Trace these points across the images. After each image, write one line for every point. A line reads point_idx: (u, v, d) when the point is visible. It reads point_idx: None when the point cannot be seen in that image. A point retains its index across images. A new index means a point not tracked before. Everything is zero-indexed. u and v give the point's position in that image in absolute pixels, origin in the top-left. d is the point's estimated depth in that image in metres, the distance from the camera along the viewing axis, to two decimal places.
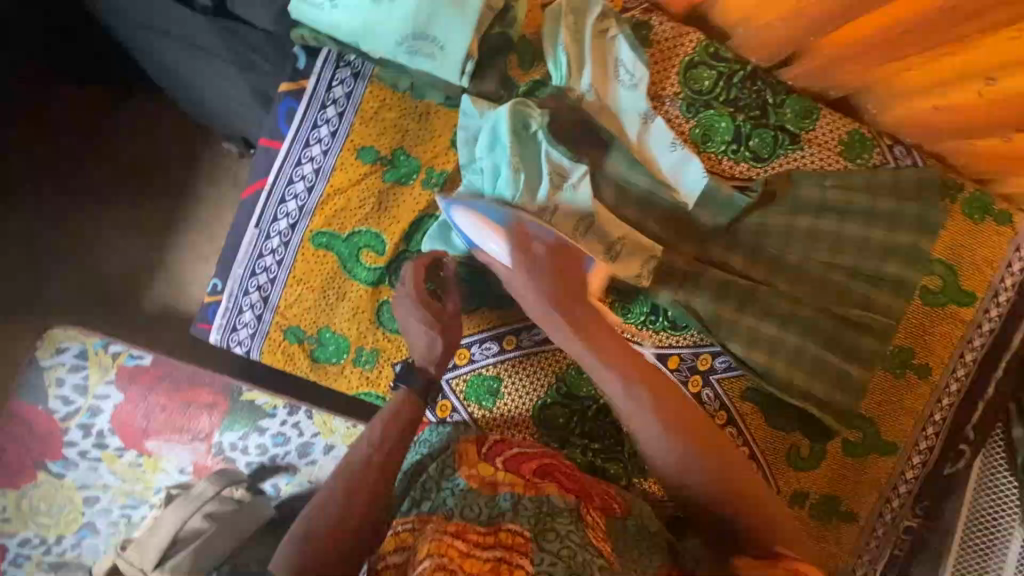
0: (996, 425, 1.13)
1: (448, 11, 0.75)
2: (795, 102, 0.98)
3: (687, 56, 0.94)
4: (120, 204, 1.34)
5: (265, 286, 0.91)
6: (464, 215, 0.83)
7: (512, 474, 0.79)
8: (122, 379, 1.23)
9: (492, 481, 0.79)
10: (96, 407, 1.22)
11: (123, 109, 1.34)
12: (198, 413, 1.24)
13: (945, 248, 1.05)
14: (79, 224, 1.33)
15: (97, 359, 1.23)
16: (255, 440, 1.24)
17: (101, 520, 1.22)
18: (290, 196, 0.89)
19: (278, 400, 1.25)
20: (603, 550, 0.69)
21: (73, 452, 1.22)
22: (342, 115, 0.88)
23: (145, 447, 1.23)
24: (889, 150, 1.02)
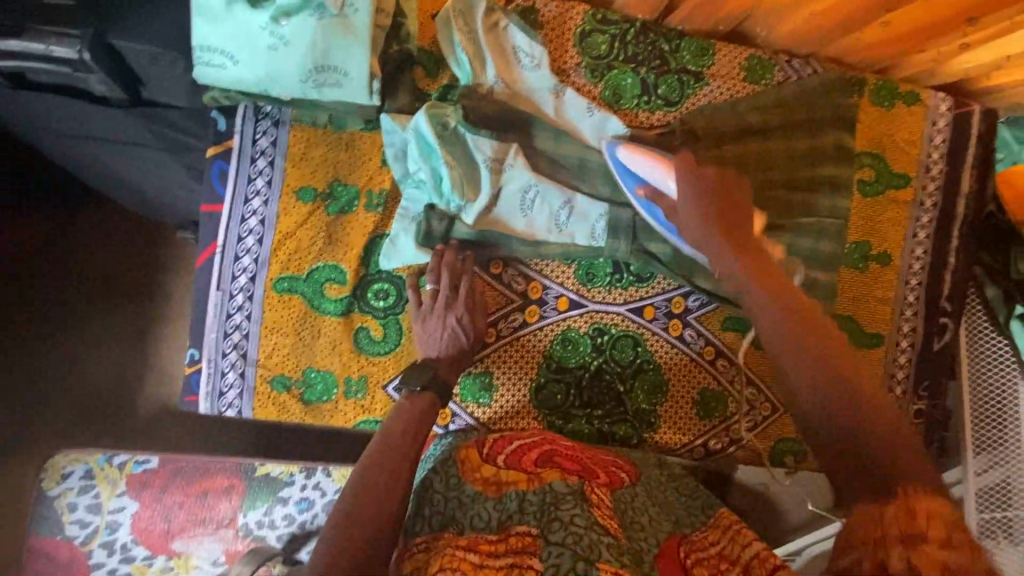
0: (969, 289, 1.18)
1: (340, 38, 0.79)
2: (689, 43, 1.03)
3: (578, 27, 0.98)
4: (94, 317, 1.35)
5: (241, 343, 0.92)
6: (625, 153, 0.95)
7: (513, 471, 0.83)
8: (134, 488, 1.22)
9: (497, 478, 0.83)
10: (113, 522, 1.21)
11: (74, 225, 1.35)
12: (216, 501, 1.24)
13: (868, 140, 1.10)
14: (57, 350, 1.33)
15: (104, 475, 1.22)
16: (280, 511, 1.26)
17: None
18: (243, 252, 0.92)
19: (294, 467, 1.27)
20: (609, 526, 0.74)
21: (103, 573, 1.20)
22: (273, 164, 0.92)
23: (172, 549, 1.22)
24: (788, 65, 1.07)
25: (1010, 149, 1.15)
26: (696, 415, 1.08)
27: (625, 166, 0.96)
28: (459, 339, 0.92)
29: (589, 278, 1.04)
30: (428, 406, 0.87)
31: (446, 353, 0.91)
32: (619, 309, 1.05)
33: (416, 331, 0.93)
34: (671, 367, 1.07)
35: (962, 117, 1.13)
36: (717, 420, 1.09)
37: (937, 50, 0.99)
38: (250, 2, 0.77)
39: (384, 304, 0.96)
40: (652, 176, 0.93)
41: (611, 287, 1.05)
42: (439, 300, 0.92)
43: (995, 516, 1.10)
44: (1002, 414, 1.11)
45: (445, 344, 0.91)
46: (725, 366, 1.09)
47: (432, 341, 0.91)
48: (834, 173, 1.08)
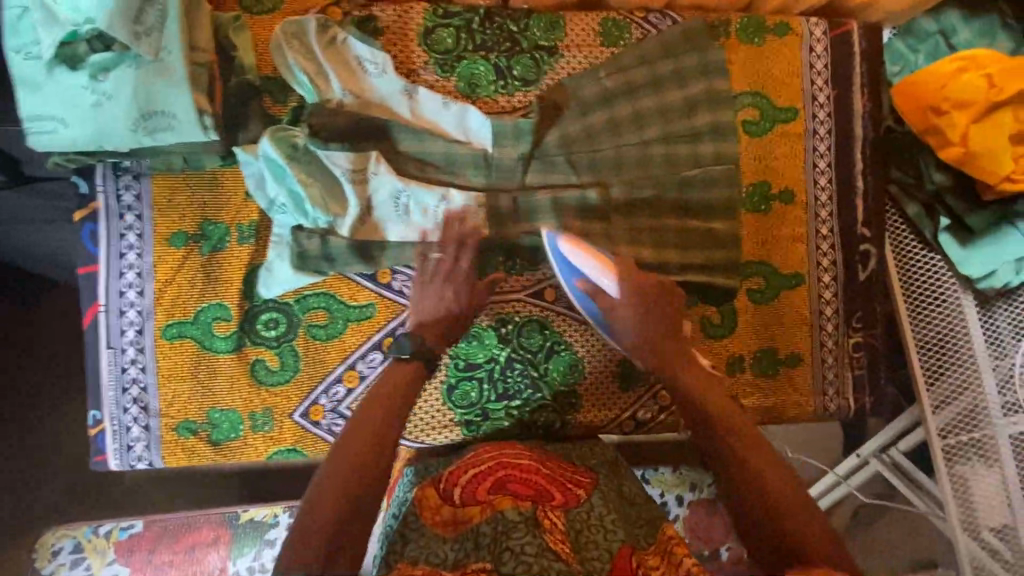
0: (888, 207, 1.16)
1: (163, 85, 0.80)
2: (537, 19, 1.02)
3: (420, 26, 0.98)
4: None
5: (140, 396, 0.94)
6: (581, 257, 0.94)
7: (468, 508, 0.83)
8: (124, 556, 1.15)
9: (455, 517, 0.83)
10: None
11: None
12: (203, 556, 1.16)
13: (745, 80, 1.07)
14: None
15: (93, 546, 1.16)
16: (270, 554, 1.17)
17: None
18: (127, 307, 0.93)
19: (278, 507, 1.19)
20: (561, 553, 0.74)
21: None
22: (141, 216, 0.93)
23: None
24: (646, 20, 1.05)
25: (906, 60, 1.14)
26: (619, 389, 1.06)
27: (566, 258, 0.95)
28: (450, 310, 0.94)
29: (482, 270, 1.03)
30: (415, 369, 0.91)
31: (437, 317, 0.93)
32: (517, 295, 1.04)
33: (411, 297, 0.95)
34: (583, 343, 1.05)
35: (841, 37, 1.09)
36: (641, 391, 1.06)
37: None
38: (66, 65, 0.79)
39: (276, 333, 0.97)
40: (586, 270, 0.94)
41: (506, 276, 1.04)
42: (432, 262, 0.95)
43: (972, 436, 1.12)
44: (950, 329, 1.13)
45: (434, 310, 0.94)
46: None
47: (425, 309, 0.94)
48: (715, 120, 1.05)
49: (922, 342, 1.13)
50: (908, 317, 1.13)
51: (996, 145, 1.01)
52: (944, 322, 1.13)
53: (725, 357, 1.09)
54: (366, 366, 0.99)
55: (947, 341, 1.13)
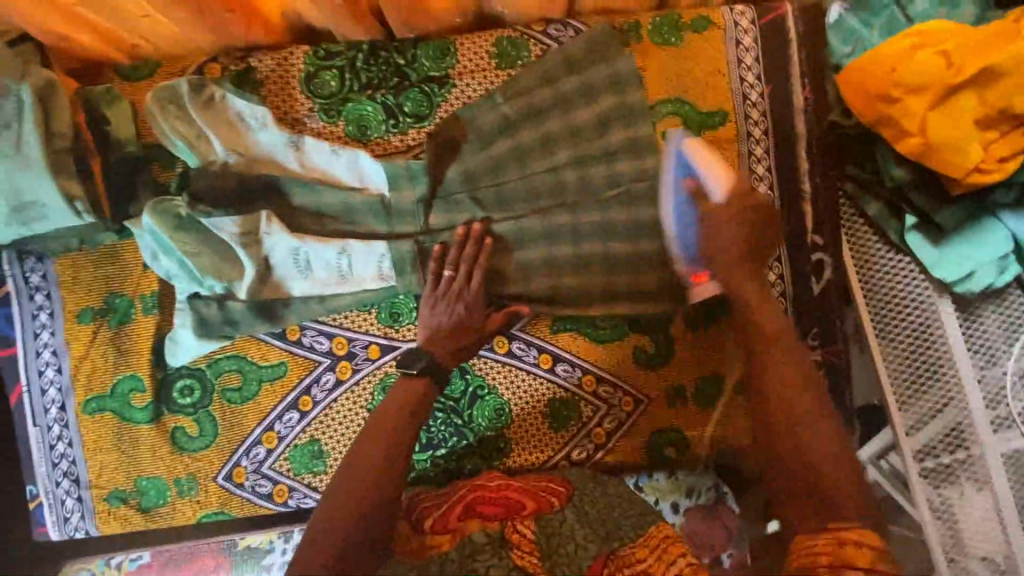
0: (838, 200, 1.04)
1: (25, 176, 0.80)
2: (426, 47, 0.95)
3: (302, 72, 0.94)
4: None
5: (70, 469, 0.96)
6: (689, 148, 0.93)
7: (436, 535, 0.81)
8: None
9: (423, 545, 0.80)
10: None
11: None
12: None
13: (662, 86, 0.97)
14: None
15: None
16: None
17: None
18: (47, 385, 0.95)
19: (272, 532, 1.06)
20: (529, 570, 0.76)
21: None
22: (50, 295, 0.95)
23: None
24: (545, 35, 0.97)
25: (858, 36, 0.98)
26: (550, 429, 1.00)
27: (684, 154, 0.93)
28: (462, 322, 0.91)
29: (394, 318, 0.99)
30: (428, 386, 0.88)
31: (448, 334, 0.91)
32: None
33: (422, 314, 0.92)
34: (507, 385, 1.00)
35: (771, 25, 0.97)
36: (575, 428, 1.00)
37: None
38: None
39: (191, 399, 0.97)
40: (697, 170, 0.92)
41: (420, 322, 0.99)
42: (445, 280, 0.91)
43: (958, 457, 0.99)
44: (928, 338, 1.01)
45: (449, 322, 0.91)
46: (567, 371, 1.00)
47: (436, 324, 0.91)
48: (633, 135, 0.96)
49: (892, 356, 1.01)
50: (874, 329, 1.02)
51: (954, 135, 0.88)
52: (917, 333, 1.01)
53: (666, 389, 1.01)
54: (284, 426, 0.98)
55: (926, 352, 1.00)
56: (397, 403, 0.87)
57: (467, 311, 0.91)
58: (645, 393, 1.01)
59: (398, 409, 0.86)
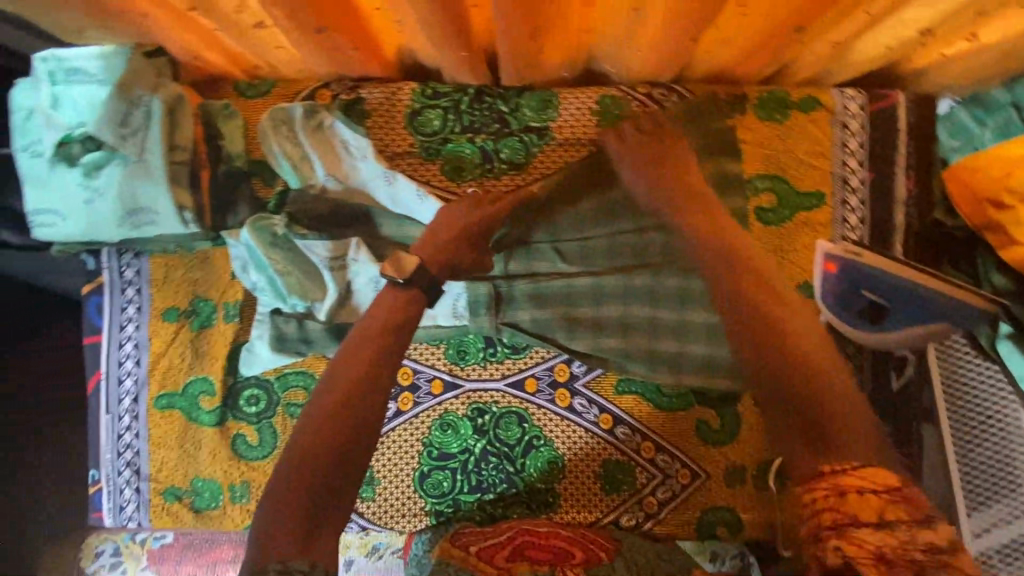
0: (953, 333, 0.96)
1: (144, 184, 0.84)
2: (531, 97, 0.97)
3: (408, 108, 0.96)
4: None
5: (133, 460, 0.99)
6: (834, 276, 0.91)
7: (483, 562, 0.76)
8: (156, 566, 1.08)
9: (466, 566, 0.76)
10: None
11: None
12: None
13: (760, 161, 0.97)
14: None
15: (130, 551, 1.09)
16: None
17: None
18: (125, 376, 0.99)
19: None
20: None
21: None
22: (141, 291, 0.99)
23: None
24: (649, 97, 0.97)
25: (970, 134, 0.92)
26: (602, 490, 0.99)
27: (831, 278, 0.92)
28: (459, 221, 0.89)
29: (460, 357, 1.00)
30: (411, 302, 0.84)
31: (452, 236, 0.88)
32: (497, 385, 1.00)
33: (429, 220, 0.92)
34: (564, 439, 0.99)
35: (881, 114, 0.95)
36: (627, 494, 0.99)
37: (812, 53, 0.86)
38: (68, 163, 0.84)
39: (256, 409, 0.99)
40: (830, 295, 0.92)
41: (485, 363, 1.00)
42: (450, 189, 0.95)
43: None
44: (1008, 453, 0.93)
45: (444, 232, 0.88)
46: (626, 434, 0.99)
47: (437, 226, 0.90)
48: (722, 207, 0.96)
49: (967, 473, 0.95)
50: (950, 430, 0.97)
51: None
52: (996, 450, 0.93)
53: (724, 466, 0.98)
54: None
55: (1005, 468, 0.93)
56: (371, 330, 0.80)
57: (466, 213, 0.90)
58: (702, 467, 0.99)
59: (368, 339, 0.80)
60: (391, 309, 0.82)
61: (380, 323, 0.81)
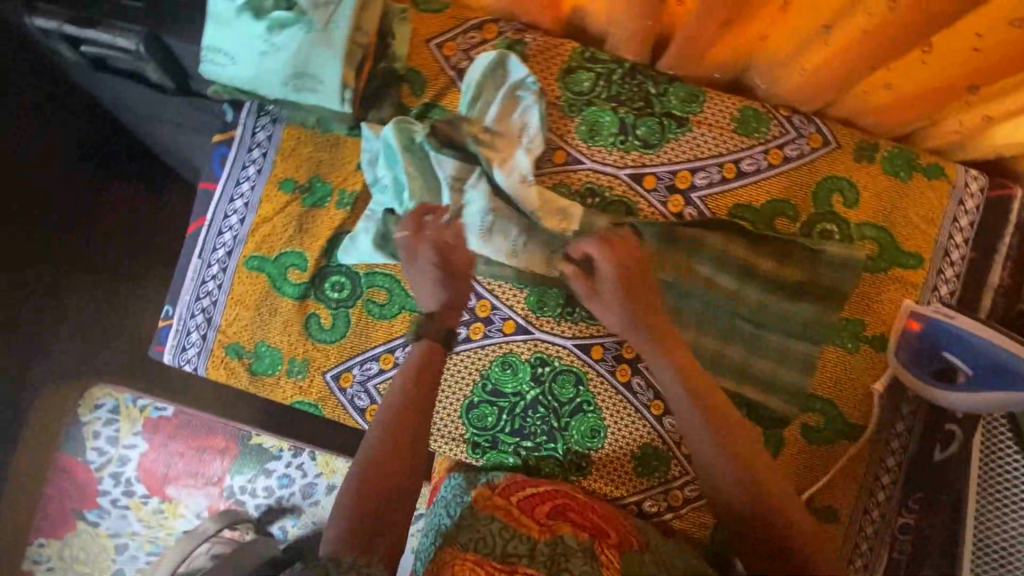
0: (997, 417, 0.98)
1: (320, 52, 0.88)
2: (679, 88, 1.01)
3: (564, 64, 1.01)
4: (128, 276, 1.48)
5: (208, 308, 1.02)
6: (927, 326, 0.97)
7: (526, 517, 0.84)
8: (147, 431, 1.31)
9: (513, 518, 0.83)
10: (124, 457, 1.29)
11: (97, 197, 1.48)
12: (211, 459, 1.30)
13: (874, 211, 1.00)
14: (97, 304, 1.46)
15: (127, 413, 1.31)
16: (263, 482, 1.30)
17: (129, 567, 1.29)
18: (226, 229, 1.03)
19: (284, 443, 1.31)
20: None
21: (106, 500, 1.28)
22: (265, 155, 1.02)
23: (166, 493, 1.29)
24: (788, 120, 1.01)
25: None
26: (634, 470, 1.02)
27: (929, 331, 0.97)
28: (450, 297, 0.96)
29: (538, 307, 1.03)
30: (428, 356, 0.94)
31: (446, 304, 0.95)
32: (565, 342, 1.03)
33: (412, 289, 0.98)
34: (612, 413, 1.02)
35: (996, 201, 1.00)
36: (656, 481, 1.02)
37: (959, 121, 0.89)
38: (254, 13, 0.87)
39: (338, 296, 1.02)
40: (916, 345, 0.97)
41: (560, 319, 1.03)
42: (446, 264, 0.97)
43: None
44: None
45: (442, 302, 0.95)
46: (672, 426, 1.02)
47: (440, 294, 0.96)
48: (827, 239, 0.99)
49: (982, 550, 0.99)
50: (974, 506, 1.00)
51: None
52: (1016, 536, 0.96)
53: None
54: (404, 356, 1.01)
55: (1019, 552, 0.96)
56: (406, 378, 0.92)
57: (426, 297, 0.96)
58: None
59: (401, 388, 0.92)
60: (429, 353, 0.94)
61: (419, 368, 0.93)
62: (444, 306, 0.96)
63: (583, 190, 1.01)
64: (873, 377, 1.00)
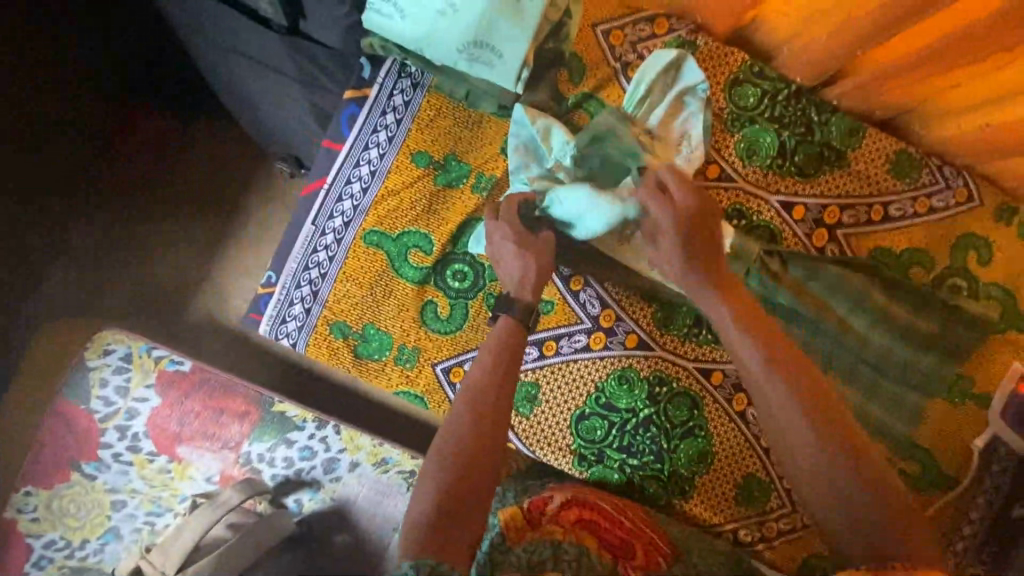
0: None
1: (504, 23, 0.82)
2: (842, 120, 0.97)
3: (732, 74, 0.96)
4: (161, 217, 1.29)
5: (316, 281, 0.94)
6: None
7: (551, 523, 0.77)
8: (163, 384, 1.14)
9: (532, 528, 0.78)
10: (134, 410, 1.12)
11: (137, 119, 1.27)
12: (229, 422, 1.16)
13: (1003, 273, 1.01)
14: (129, 241, 1.27)
15: (140, 363, 1.13)
16: (282, 452, 1.17)
17: (125, 526, 1.13)
18: (346, 196, 0.94)
19: (309, 413, 1.17)
20: None
21: (107, 454, 1.12)
22: (400, 121, 0.93)
23: (177, 452, 1.14)
24: (938, 170, 0.99)
25: None
26: (734, 499, 1.01)
27: None
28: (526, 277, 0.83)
29: (664, 324, 1.00)
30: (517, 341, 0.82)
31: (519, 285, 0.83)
32: (685, 363, 1.00)
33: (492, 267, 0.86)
34: (721, 440, 1.01)
35: None
36: (753, 512, 1.02)
37: None
38: None
39: (459, 286, 0.95)
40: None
41: (685, 338, 1.00)
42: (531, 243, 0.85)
43: None
44: None
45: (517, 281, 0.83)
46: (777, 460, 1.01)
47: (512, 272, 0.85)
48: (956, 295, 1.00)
49: None
50: None
51: None
52: None
53: None
54: None
55: None
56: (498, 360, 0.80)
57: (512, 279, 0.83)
58: None
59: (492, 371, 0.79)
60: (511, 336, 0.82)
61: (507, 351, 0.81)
62: (515, 282, 0.84)
63: (730, 210, 0.98)
64: (974, 433, 1.02)
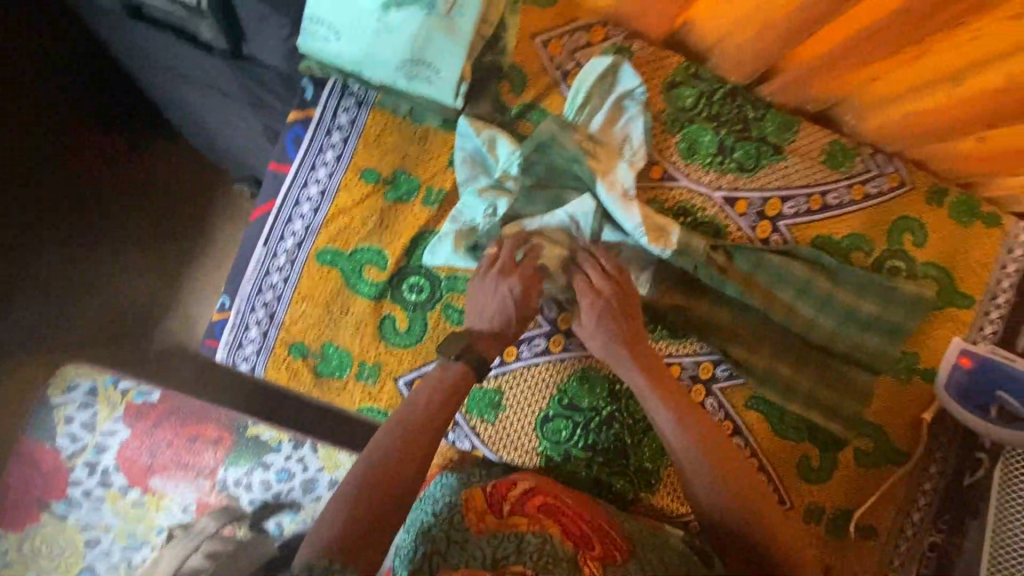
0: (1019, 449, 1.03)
1: (439, 38, 0.84)
2: (776, 115, 1.01)
3: (669, 77, 0.99)
4: (121, 246, 1.28)
5: (271, 303, 0.94)
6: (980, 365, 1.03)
7: (516, 515, 0.81)
8: (130, 416, 1.14)
9: (494, 515, 0.82)
10: (102, 444, 1.13)
11: (87, 150, 1.26)
12: (202, 449, 1.14)
13: (938, 252, 1.06)
14: (88, 274, 1.27)
15: (106, 397, 1.15)
16: (259, 476, 1.14)
17: (100, 564, 1.11)
18: (297, 217, 0.94)
19: (283, 434, 1.16)
20: None
21: (77, 491, 1.12)
22: (346, 140, 0.94)
23: (149, 484, 1.13)
24: (871, 158, 1.04)
25: None
26: None
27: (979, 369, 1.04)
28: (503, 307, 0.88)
29: None
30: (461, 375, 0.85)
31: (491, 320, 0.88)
32: None
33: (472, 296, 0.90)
34: None
35: None
36: None
37: None
38: None
39: (416, 298, 0.96)
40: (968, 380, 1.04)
41: None
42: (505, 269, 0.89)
43: None
44: None
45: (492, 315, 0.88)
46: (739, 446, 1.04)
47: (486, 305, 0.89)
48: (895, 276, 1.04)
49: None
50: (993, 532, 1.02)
51: None
52: None
53: (808, 503, 1.06)
54: None
55: None
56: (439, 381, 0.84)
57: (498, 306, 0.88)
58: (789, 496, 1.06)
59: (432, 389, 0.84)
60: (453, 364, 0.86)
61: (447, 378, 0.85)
62: (489, 312, 0.89)
63: (676, 209, 1.02)
64: (922, 407, 1.07)
